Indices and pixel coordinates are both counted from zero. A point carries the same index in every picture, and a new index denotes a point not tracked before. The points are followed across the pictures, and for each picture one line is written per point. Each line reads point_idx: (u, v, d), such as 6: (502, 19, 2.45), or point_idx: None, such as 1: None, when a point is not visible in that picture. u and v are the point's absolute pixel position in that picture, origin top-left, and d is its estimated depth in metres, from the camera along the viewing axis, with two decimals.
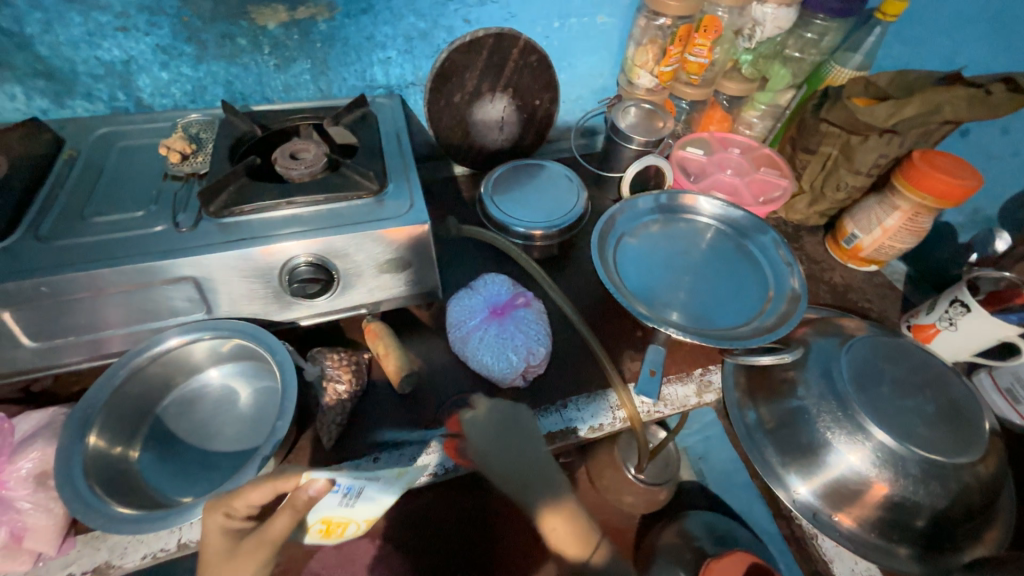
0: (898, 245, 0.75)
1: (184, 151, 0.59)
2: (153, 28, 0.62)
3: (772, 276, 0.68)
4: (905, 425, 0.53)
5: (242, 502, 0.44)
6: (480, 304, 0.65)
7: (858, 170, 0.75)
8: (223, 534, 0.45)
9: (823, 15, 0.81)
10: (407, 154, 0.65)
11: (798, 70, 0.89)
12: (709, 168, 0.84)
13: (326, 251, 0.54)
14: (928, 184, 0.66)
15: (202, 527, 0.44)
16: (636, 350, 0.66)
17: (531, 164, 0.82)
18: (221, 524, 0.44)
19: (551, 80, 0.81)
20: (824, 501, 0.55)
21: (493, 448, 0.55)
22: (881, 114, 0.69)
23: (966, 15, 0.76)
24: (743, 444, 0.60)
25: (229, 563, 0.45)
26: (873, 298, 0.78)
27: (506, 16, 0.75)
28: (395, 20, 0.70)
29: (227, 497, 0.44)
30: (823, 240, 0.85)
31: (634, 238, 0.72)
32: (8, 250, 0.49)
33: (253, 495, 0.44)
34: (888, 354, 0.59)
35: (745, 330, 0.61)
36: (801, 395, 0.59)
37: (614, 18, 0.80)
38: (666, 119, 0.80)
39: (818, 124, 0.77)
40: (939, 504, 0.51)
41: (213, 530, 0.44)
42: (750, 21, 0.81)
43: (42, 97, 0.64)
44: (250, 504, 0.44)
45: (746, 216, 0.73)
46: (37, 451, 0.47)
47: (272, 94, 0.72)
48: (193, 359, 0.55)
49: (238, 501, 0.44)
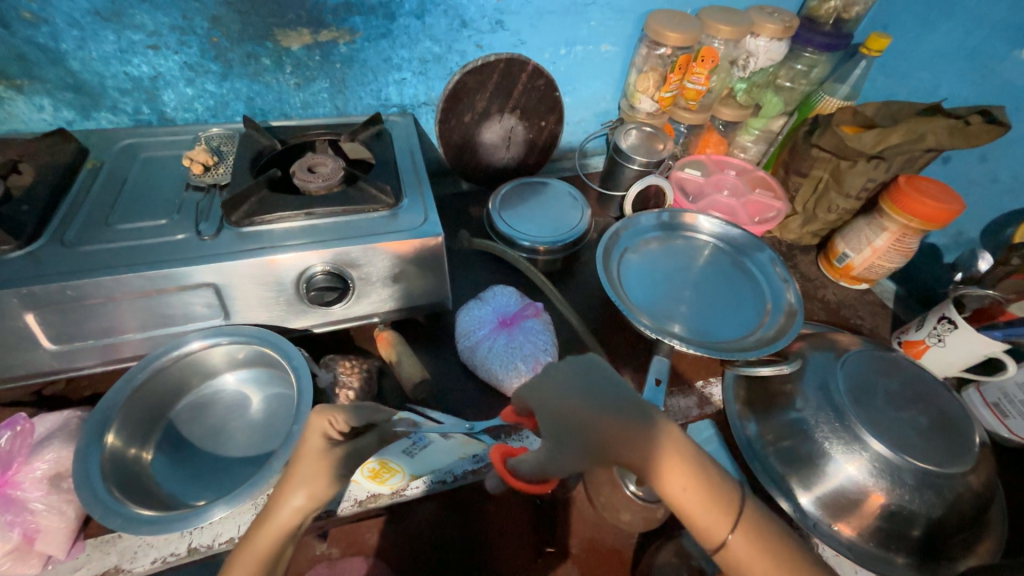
0: (887, 264, 0.78)
1: (207, 162, 0.61)
2: (182, 47, 0.65)
3: (769, 291, 0.70)
4: (900, 436, 0.55)
5: (346, 418, 0.45)
6: (489, 315, 0.67)
7: (847, 193, 0.79)
8: (321, 441, 0.43)
9: (812, 49, 0.87)
10: (420, 169, 0.68)
11: (790, 98, 0.95)
12: (707, 188, 0.87)
13: (342, 260, 0.56)
14: (914, 208, 0.70)
15: (306, 426, 0.44)
16: (638, 362, 0.68)
17: (537, 182, 0.86)
18: (323, 428, 0.44)
19: (556, 104, 0.87)
20: (824, 510, 0.57)
21: (559, 407, 0.45)
22: (869, 141, 0.73)
23: (944, 51, 0.81)
24: (745, 455, 0.63)
25: (322, 463, 0.42)
26: (864, 315, 0.81)
27: (516, 43, 0.78)
28: (411, 44, 0.73)
29: (337, 406, 0.46)
30: (815, 259, 0.89)
31: (636, 253, 0.75)
32: (33, 254, 0.50)
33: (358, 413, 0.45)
34: (882, 368, 0.62)
35: (745, 342, 0.63)
36: (800, 407, 0.61)
37: (617, 47, 0.85)
38: (666, 141, 0.84)
39: (810, 149, 0.81)
40: (934, 513, 0.53)
41: (314, 434, 0.44)
42: (744, 53, 0.86)
43: (69, 109, 0.66)
44: (350, 424, 0.46)
45: (743, 234, 0.76)
46: (53, 452, 0.48)
47: (290, 111, 0.75)
48: (210, 363, 0.56)
49: (343, 413, 0.45)
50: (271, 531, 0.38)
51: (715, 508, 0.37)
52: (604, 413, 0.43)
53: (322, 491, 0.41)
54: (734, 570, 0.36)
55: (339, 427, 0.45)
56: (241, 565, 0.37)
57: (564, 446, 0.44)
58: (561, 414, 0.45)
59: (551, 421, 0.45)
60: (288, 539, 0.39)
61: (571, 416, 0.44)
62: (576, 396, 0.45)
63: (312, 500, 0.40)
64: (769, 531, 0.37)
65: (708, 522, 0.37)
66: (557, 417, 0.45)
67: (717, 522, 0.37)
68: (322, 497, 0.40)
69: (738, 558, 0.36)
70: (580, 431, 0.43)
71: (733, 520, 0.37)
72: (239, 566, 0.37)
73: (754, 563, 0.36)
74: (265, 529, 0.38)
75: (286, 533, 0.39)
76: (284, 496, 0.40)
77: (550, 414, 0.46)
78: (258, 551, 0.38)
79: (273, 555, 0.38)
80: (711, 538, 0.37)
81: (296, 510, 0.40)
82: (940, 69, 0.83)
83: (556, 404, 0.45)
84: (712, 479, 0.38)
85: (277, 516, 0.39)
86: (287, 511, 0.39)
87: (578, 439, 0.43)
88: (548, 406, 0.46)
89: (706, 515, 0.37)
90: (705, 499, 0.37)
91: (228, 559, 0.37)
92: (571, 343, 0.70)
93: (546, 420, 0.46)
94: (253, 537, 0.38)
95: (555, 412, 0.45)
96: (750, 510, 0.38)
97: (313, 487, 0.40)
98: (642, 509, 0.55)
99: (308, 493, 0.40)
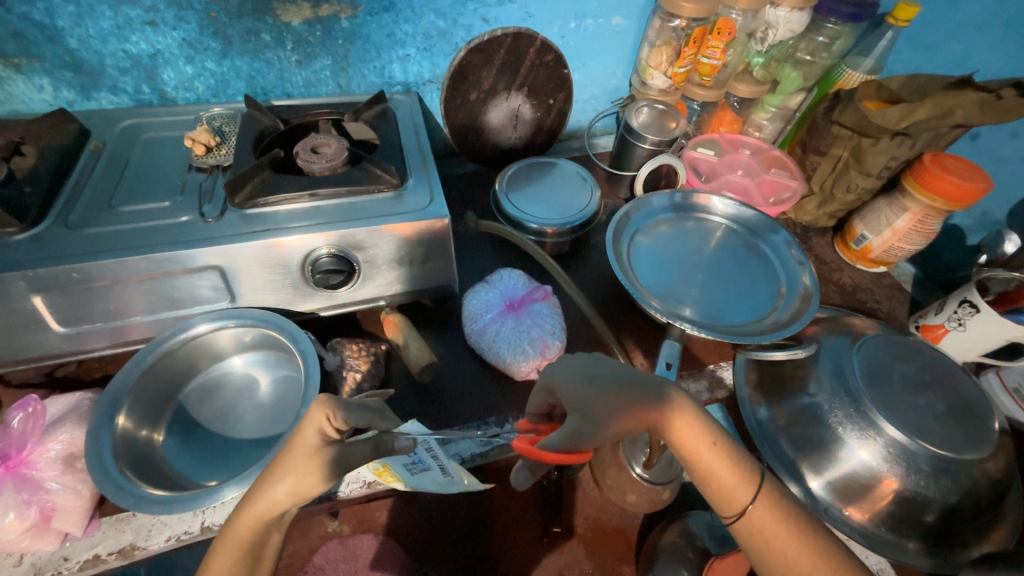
0: (907, 246, 0.76)
1: (209, 143, 0.60)
2: (181, 22, 0.63)
3: (784, 274, 0.69)
4: (917, 422, 0.54)
5: (346, 416, 0.43)
6: (497, 298, 0.66)
7: (868, 173, 0.76)
8: (316, 436, 0.42)
9: (834, 20, 0.82)
10: (426, 150, 0.66)
11: (810, 73, 0.91)
12: (720, 169, 0.84)
13: (347, 243, 0.55)
14: (937, 186, 0.67)
15: (304, 418, 0.42)
16: (648, 346, 0.67)
17: (544, 162, 0.84)
18: (319, 425, 0.42)
19: (564, 80, 0.83)
20: (835, 496, 0.57)
21: (586, 380, 0.47)
22: (892, 117, 0.70)
23: (977, 20, 0.77)
24: (756, 439, 0.62)
25: (307, 461, 0.41)
26: (881, 298, 0.79)
27: (523, 16, 0.75)
28: (415, 18, 0.71)
29: (339, 402, 0.43)
30: (831, 241, 0.86)
31: (646, 235, 0.73)
32: (38, 237, 0.50)
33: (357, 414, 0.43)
34: (901, 354, 0.60)
35: (758, 327, 0.61)
36: (813, 392, 0.60)
37: (629, 20, 0.82)
38: (678, 119, 0.81)
39: (830, 126, 0.78)
40: (950, 499, 0.52)
41: (310, 428, 0.42)
42: (763, 24, 0.83)
43: (69, 89, 0.65)
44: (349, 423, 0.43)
45: (758, 216, 0.74)
46: (66, 433, 0.48)
47: (293, 90, 0.74)
48: (218, 346, 0.57)
49: (343, 411, 0.43)
50: (250, 521, 0.39)
51: (741, 474, 0.42)
52: (631, 385, 0.46)
53: (303, 490, 0.40)
54: (751, 532, 0.41)
55: (336, 426, 0.43)
56: (221, 554, 0.38)
57: (595, 415, 0.44)
58: (589, 385, 0.46)
59: (579, 394, 0.46)
60: (268, 527, 0.40)
61: (597, 389, 0.45)
62: (604, 374, 0.47)
63: (292, 496, 0.40)
64: (784, 503, 0.41)
65: (735, 489, 0.41)
66: (586, 390, 0.46)
67: (744, 488, 0.41)
68: (303, 495, 0.40)
69: (757, 523, 0.41)
70: (608, 400, 0.44)
71: (756, 487, 0.41)
72: (218, 555, 0.38)
73: (772, 527, 0.40)
74: (248, 507, 0.40)
75: (264, 523, 0.40)
76: (266, 487, 0.40)
77: (576, 387, 0.47)
78: (236, 541, 0.39)
79: (255, 541, 0.40)
80: (736, 505, 0.41)
81: (275, 505, 0.40)
82: (971, 40, 0.79)
83: (578, 383, 0.47)
84: (735, 450, 0.43)
85: (255, 508, 0.40)
86: (267, 503, 0.40)
87: (608, 408, 0.44)
88: (575, 379, 0.47)
89: (731, 481, 0.42)
90: (726, 466, 0.42)
91: (212, 547, 0.39)
92: (579, 327, 0.69)
93: (575, 392, 0.46)
94: (233, 527, 0.39)
95: (582, 386, 0.46)
96: (769, 482, 0.42)
97: (299, 477, 0.40)
98: (647, 490, 0.53)
99: (289, 489, 0.40)
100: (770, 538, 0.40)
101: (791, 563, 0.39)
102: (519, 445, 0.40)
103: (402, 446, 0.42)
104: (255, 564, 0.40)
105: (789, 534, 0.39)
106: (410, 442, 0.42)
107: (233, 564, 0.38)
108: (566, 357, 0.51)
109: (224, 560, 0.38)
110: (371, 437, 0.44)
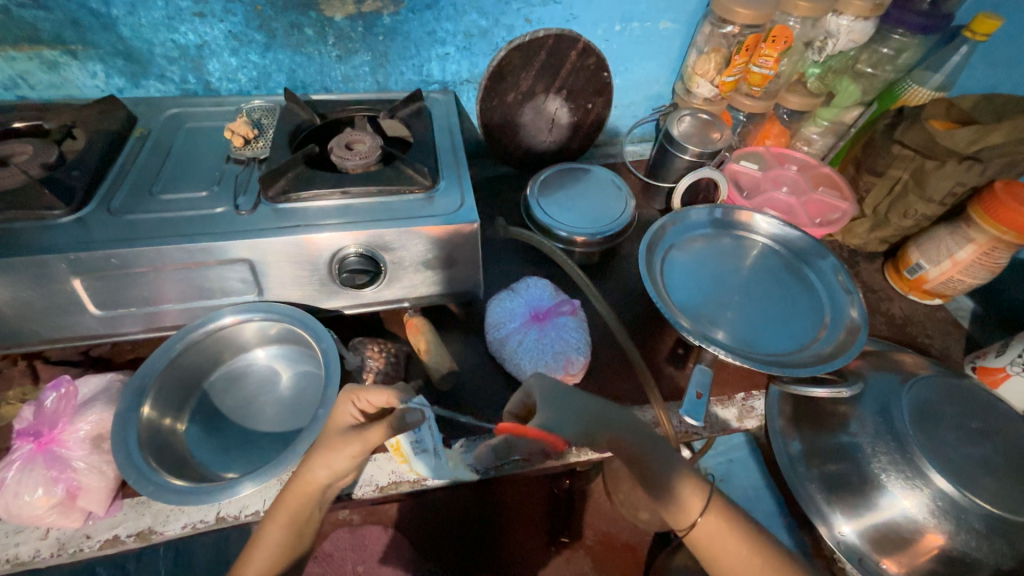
0: (969, 279, 0.70)
1: (247, 136, 0.60)
2: (227, 15, 0.64)
3: (828, 303, 0.64)
4: (969, 474, 0.50)
5: (370, 397, 0.48)
6: (521, 307, 0.64)
7: (930, 198, 0.71)
8: (349, 417, 0.49)
9: (902, 31, 0.76)
10: (460, 151, 0.65)
11: (869, 87, 0.85)
12: (763, 184, 0.80)
13: (375, 243, 0.54)
14: (1009, 218, 0.62)
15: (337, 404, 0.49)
16: (676, 368, 0.64)
17: (578, 168, 0.81)
18: (349, 407, 0.48)
19: (605, 84, 0.79)
20: (871, 545, 0.53)
21: (563, 389, 0.49)
22: (962, 140, 0.65)
23: None
24: (786, 475, 0.59)
25: (334, 439, 0.46)
26: (933, 333, 0.73)
27: (567, 17, 0.74)
28: (457, 17, 0.70)
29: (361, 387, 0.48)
30: (881, 267, 0.80)
31: (681, 250, 0.70)
32: (82, 220, 0.51)
33: (378, 395, 0.47)
34: (952, 396, 0.56)
35: (798, 357, 0.58)
36: (853, 431, 0.56)
37: (677, 24, 0.78)
38: (723, 130, 0.77)
39: (891, 145, 0.73)
40: (1004, 565, 0.47)
41: (342, 412, 0.49)
42: (823, 33, 0.78)
43: (119, 76, 0.67)
44: (371, 404, 0.48)
45: (804, 238, 0.70)
46: (95, 414, 0.50)
47: (331, 84, 0.74)
48: (244, 337, 0.57)
49: (365, 395, 0.48)
50: (295, 496, 0.45)
51: (695, 489, 0.46)
52: (600, 408, 0.49)
53: (336, 467, 0.45)
54: (707, 542, 0.45)
55: (360, 407, 0.49)
56: (270, 524, 0.45)
57: (567, 413, 0.47)
58: (566, 395, 0.49)
59: (557, 397, 0.48)
60: (311, 501, 0.46)
61: (575, 397, 0.49)
62: (577, 389, 0.50)
63: (328, 472, 0.45)
64: (730, 511, 0.46)
65: (689, 503, 0.45)
66: (564, 394, 0.49)
67: (697, 499, 0.45)
68: (339, 470, 0.46)
69: (709, 531, 0.45)
70: (584, 409, 0.48)
71: (705, 501, 0.45)
72: (270, 524, 0.45)
73: (721, 531, 0.45)
74: (293, 483, 0.46)
75: (307, 497, 0.46)
76: (307, 464, 0.45)
77: (555, 394, 0.49)
78: (285, 509, 0.45)
79: (302, 510, 0.46)
80: (689, 518, 0.45)
81: (315, 480, 0.45)
82: None
83: (554, 391, 0.49)
84: (683, 470, 0.46)
85: (299, 483, 0.45)
86: (310, 479, 0.45)
87: (580, 412, 0.48)
88: (554, 387, 0.49)
89: (685, 498, 0.45)
90: (681, 485, 0.46)
91: (263, 517, 0.46)
92: (604, 342, 0.66)
93: (553, 395, 0.49)
94: (283, 498, 0.46)
95: (560, 394, 0.49)
96: (716, 498, 0.46)
97: (326, 461, 0.45)
98: None
99: (324, 466, 0.45)
100: (719, 541, 0.45)
101: (746, 564, 0.43)
102: (501, 425, 0.45)
103: (411, 421, 0.45)
104: (300, 531, 0.46)
105: (738, 542, 0.44)
106: (420, 417, 0.45)
107: (283, 528, 0.45)
108: (540, 373, 0.52)
109: (275, 528, 0.45)
110: (390, 418, 0.46)
